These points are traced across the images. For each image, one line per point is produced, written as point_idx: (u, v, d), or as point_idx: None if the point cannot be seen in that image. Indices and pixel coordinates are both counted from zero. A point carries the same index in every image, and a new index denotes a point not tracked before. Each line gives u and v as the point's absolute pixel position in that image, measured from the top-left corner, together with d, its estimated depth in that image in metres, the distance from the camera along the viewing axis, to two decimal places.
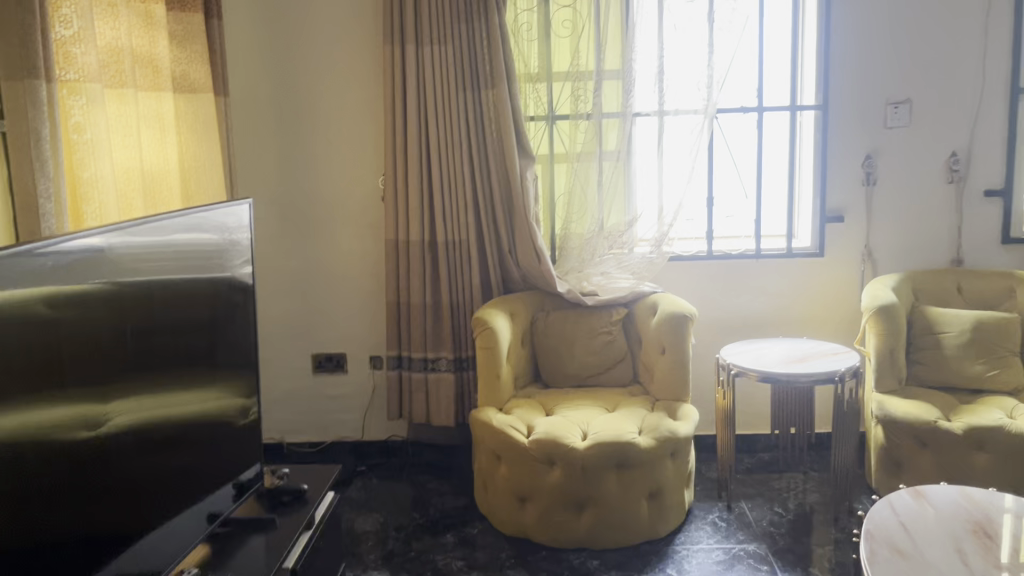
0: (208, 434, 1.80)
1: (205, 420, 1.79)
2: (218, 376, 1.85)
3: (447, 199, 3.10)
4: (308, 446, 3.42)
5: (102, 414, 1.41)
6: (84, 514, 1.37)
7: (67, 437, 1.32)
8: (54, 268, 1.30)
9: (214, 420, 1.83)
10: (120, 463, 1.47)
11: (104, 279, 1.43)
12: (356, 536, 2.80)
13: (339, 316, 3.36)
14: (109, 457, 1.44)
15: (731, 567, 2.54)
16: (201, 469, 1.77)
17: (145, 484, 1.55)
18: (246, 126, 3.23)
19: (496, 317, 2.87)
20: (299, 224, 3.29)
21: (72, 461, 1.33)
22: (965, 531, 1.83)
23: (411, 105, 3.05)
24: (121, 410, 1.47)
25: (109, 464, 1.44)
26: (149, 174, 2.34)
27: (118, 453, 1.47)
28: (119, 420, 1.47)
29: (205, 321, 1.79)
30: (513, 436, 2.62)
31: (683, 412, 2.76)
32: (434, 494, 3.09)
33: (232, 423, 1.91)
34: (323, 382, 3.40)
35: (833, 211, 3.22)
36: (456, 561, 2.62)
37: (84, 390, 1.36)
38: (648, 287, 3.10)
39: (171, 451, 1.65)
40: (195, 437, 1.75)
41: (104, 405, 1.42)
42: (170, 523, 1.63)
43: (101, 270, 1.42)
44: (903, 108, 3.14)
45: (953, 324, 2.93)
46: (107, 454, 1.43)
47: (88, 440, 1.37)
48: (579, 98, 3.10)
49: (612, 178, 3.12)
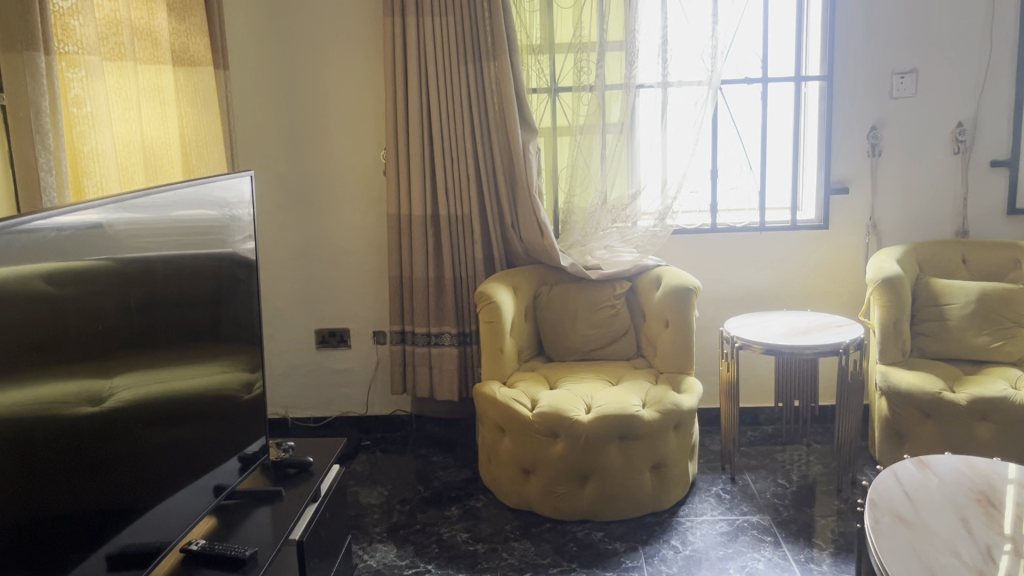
0: (213, 409, 1.81)
1: (210, 394, 1.79)
2: (222, 351, 1.85)
3: (450, 173, 3.08)
4: (312, 420, 3.43)
5: (105, 389, 1.41)
6: (90, 487, 1.37)
7: (71, 413, 1.32)
8: (56, 242, 1.29)
9: (219, 395, 1.83)
10: (124, 436, 1.47)
11: (105, 254, 1.42)
12: (361, 509, 2.82)
13: (342, 291, 3.35)
14: (114, 430, 1.44)
15: (734, 538, 2.55)
16: (206, 444, 1.77)
17: (150, 458, 1.55)
18: (247, 101, 3.20)
19: (499, 291, 2.87)
20: (303, 200, 3.28)
21: (76, 435, 1.33)
22: (969, 500, 1.83)
23: (413, 77, 3.02)
24: (124, 384, 1.47)
25: (113, 440, 1.44)
26: (149, 148, 2.33)
27: (122, 428, 1.47)
28: (123, 395, 1.47)
29: (208, 296, 1.79)
30: (518, 410, 2.62)
31: (687, 384, 2.76)
32: (438, 468, 3.10)
33: (237, 398, 1.91)
34: (327, 357, 3.40)
35: (838, 182, 3.20)
36: (460, 533, 2.64)
37: (87, 365, 1.36)
38: (652, 261, 3.09)
39: (175, 425, 1.65)
40: (200, 412, 1.75)
41: (107, 379, 1.42)
42: (175, 497, 1.64)
43: (102, 245, 1.42)
44: (909, 78, 3.11)
45: (957, 295, 2.92)
46: (111, 430, 1.43)
47: (92, 415, 1.37)
48: (582, 70, 3.07)
49: (616, 150, 3.10)
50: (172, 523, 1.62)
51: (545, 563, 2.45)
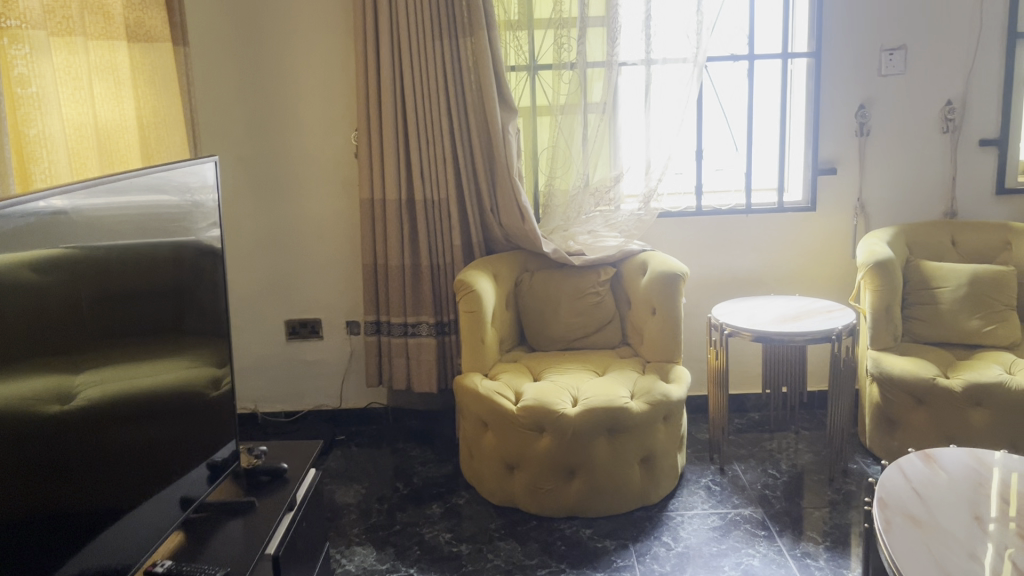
0: (181, 408, 1.66)
1: (176, 394, 1.65)
2: (188, 346, 1.70)
3: (425, 155, 2.94)
4: (283, 415, 3.30)
5: (74, 385, 1.30)
6: (59, 490, 1.26)
7: (37, 412, 1.20)
8: (7, 233, 1.14)
9: (186, 393, 1.69)
10: (94, 437, 1.35)
11: (61, 246, 1.27)
12: (337, 509, 2.69)
13: (312, 279, 3.20)
14: (84, 429, 1.32)
15: (727, 533, 2.47)
16: (172, 450, 1.62)
17: (115, 469, 1.41)
18: (209, 80, 3.02)
19: (480, 279, 2.75)
20: (269, 183, 3.12)
21: (38, 440, 1.21)
22: (982, 498, 1.75)
23: (385, 55, 2.86)
24: (95, 381, 1.36)
25: (81, 442, 1.32)
26: (103, 131, 2.15)
27: (90, 431, 1.34)
28: (89, 394, 1.34)
29: (173, 288, 1.64)
30: (502, 404, 2.50)
31: (675, 373, 2.67)
32: (417, 463, 2.98)
33: (205, 395, 1.77)
34: (297, 349, 3.26)
35: (825, 163, 3.11)
36: (443, 533, 2.52)
37: (54, 359, 1.24)
38: (636, 246, 2.98)
39: (142, 430, 1.51)
40: (167, 412, 1.61)
41: (74, 376, 1.30)
42: (140, 511, 1.50)
43: (58, 236, 1.27)
44: (898, 55, 3.02)
45: (949, 278, 2.86)
46: (77, 433, 1.31)
47: (61, 414, 1.26)
48: (562, 47, 2.94)
49: (598, 131, 2.98)
50: (140, 534, 1.50)
51: (533, 564, 2.35)
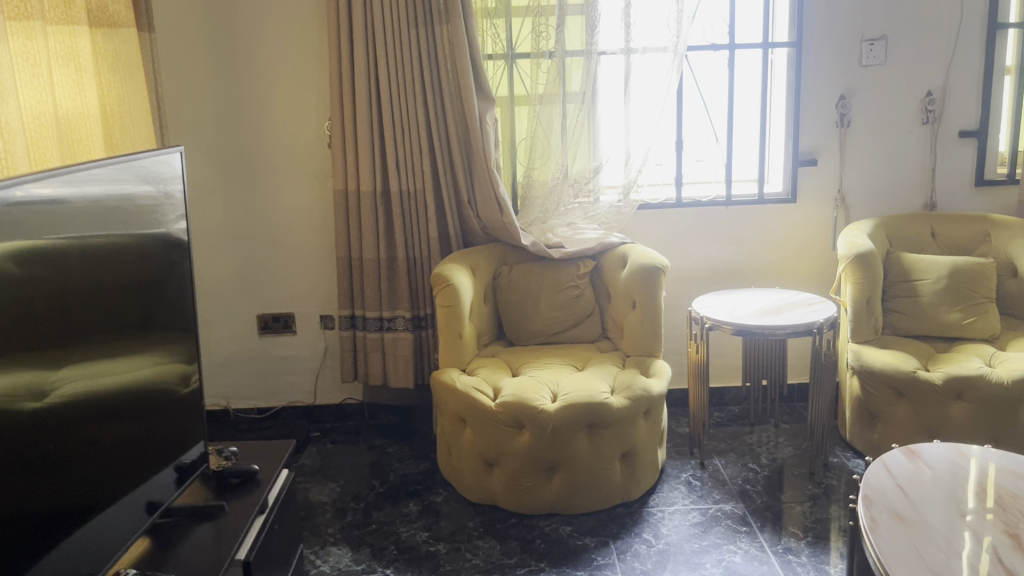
0: (148, 408, 1.59)
1: (145, 392, 1.58)
2: (155, 342, 1.63)
3: (401, 145, 2.87)
4: (256, 412, 3.23)
5: (53, 380, 1.27)
6: (34, 489, 1.23)
7: (13, 408, 1.18)
8: None
9: (153, 392, 1.61)
10: (73, 434, 1.33)
11: (24, 240, 1.20)
12: (312, 508, 2.63)
13: (286, 272, 3.13)
14: (62, 425, 1.30)
15: (708, 529, 2.44)
16: (139, 451, 1.56)
17: (83, 470, 1.36)
18: (178, 67, 2.94)
19: (457, 272, 2.69)
20: (241, 174, 3.04)
21: (14, 437, 1.18)
22: (966, 494, 1.73)
23: (358, 42, 2.79)
24: (75, 376, 1.33)
25: (59, 439, 1.29)
26: (64, 120, 2.06)
27: (66, 428, 1.31)
28: (66, 389, 1.31)
29: (141, 282, 1.56)
30: (480, 400, 2.46)
31: (656, 368, 2.63)
32: (393, 460, 2.92)
33: (173, 393, 1.69)
34: (270, 343, 3.19)
35: (805, 154, 3.08)
36: (420, 532, 2.47)
37: (32, 354, 1.22)
38: (616, 238, 2.94)
39: (110, 430, 1.44)
40: (135, 411, 1.54)
41: (53, 372, 1.27)
42: (107, 515, 1.44)
43: (20, 230, 1.20)
44: (878, 45, 2.99)
45: (929, 271, 2.84)
46: (56, 429, 1.28)
47: (39, 410, 1.24)
48: (540, 35, 2.88)
49: (577, 122, 2.93)
50: (102, 540, 1.42)
51: (512, 563, 2.31)
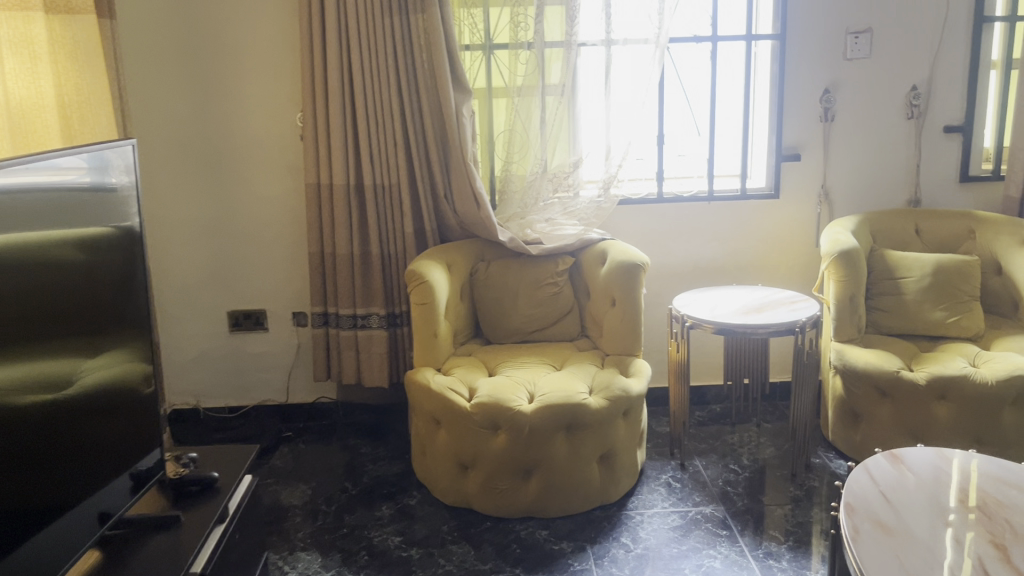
0: (103, 410, 1.51)
1: (105, 392, 1.52)
2: (112, 340, 1.54)
3: (374, 138, 2.79)
4: (227, 411, 3.15)
5: (77, 373, 1.41)
6: (53, 475, 1.35)
7: (44, 398, 1.31)
8: None
9: (110, 394, 1.53)
10: (90, 422, 1.46)
11: None
12: (281, 511, 2.56)
13: (258, 267, 3.04)
14: (82, 415, 1.44)
15: (688, 533, 2.39)
16: (93, 456, 1.48)
17: (36, 476, 1.30)
18: (143, 56, 2.84)
19: (432, 269, 2.62)
20: (209, 166, 2.95)
21: (43, 424, 1.31)
22: (950, 500, 1.69)
23: (330, 30, 2.70)
24: (93, 369, 1.47)
25: (79, 428, 1.43)
26: (17, 108, 1.98)
27: (39, 435, 1.31)
28: (87, 381, 1.45)
29: (94, 280, 1.48)
30: (455, 400, 2.39)
31: (635, 367, 2.57)
32: (367, 461, 2.85)
33: (130, 394, 1.61)
34: (241, 341, 3.10)
35: (789, 149, 3.02)
36: (393, 537, 2.40)
37: (60, 348, 1.36)
38: (596, 234, 2.87)
39: (63, 434, 1.37)
40: (91, 413, 1.47)
41: (78, 365, 1.42)
42: (58, 524, 1.37)
43: None
44: (863, 38, 2.93)
45: (913, 269, 2.80)
46: (78, 419, 1.42)
47: (65, 400, 1.37)
48: (519, 25, 2.80)
49: (556, 114, 2.86)
50: (51, 554, 1.34)
51: (486, 569, 2.24)
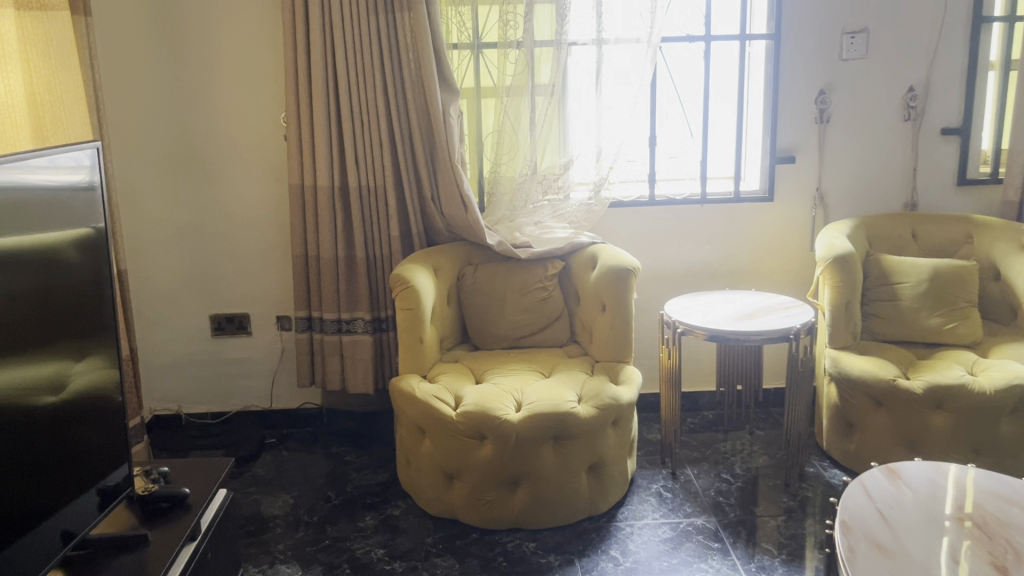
0: (66, 423, 1.44)
1: (75, 400, 1.47)
2: (77, 347, 1.47)
3: (359, 138, 2.72)
4: (209, 416, 3.08)
5: (69, 375, 1.45)
6: (36, 482, 1.36)
7: (40, 400, 1.35)
8: None
9: (78, 404, 1.48)
10: (78, 427, 1.48)
11: None
12: (263, 522, 2.49)
13: (240, 271, 2.98)
14: (73, 418, 1.46)
15: (679, 545, 2.33)
16: (55, 472, 1.41)
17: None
18: (123, 55, 2.78)
19: (418, 274, 2.55)
20: (190, 167, 2.88)
21: (34, 426, 1.34)
22: (950, 519, 1.62)
23: (314, 29, 2.63)
24: (86, 372, 1.51)
25: (67, 435, 1.44)
26: None
27: (23, 441, 1.31)
28: (79, 384, 1.49)
29: (57, 287, 1.41)
30: (440, 409, 2.32)
31: (625, 374, 2.51)
32: (352, 469, 2.79)
33: (98, 403, 1.55)
34: (223, 345, 3.04)
35: (783, 151, 2.97)
36: (376, 549, 2.34)
37: (53, 351, 1.40)
38: (586, 238, 2.81)
39: (22, 448, 1.31)
40: (54, 425, 1.40)
41: (70, 367, 1.45)
42: (17, 545, 1.30)
43: None
44: (859, 38, 2.87)
45: (910, 274, 2.74)
46: (66, 423, 1.44)
47: (58, 402, 1.41)
48: (508, 24, 2.74)
49: (546, 114, 2.79)
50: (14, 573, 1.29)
51: None
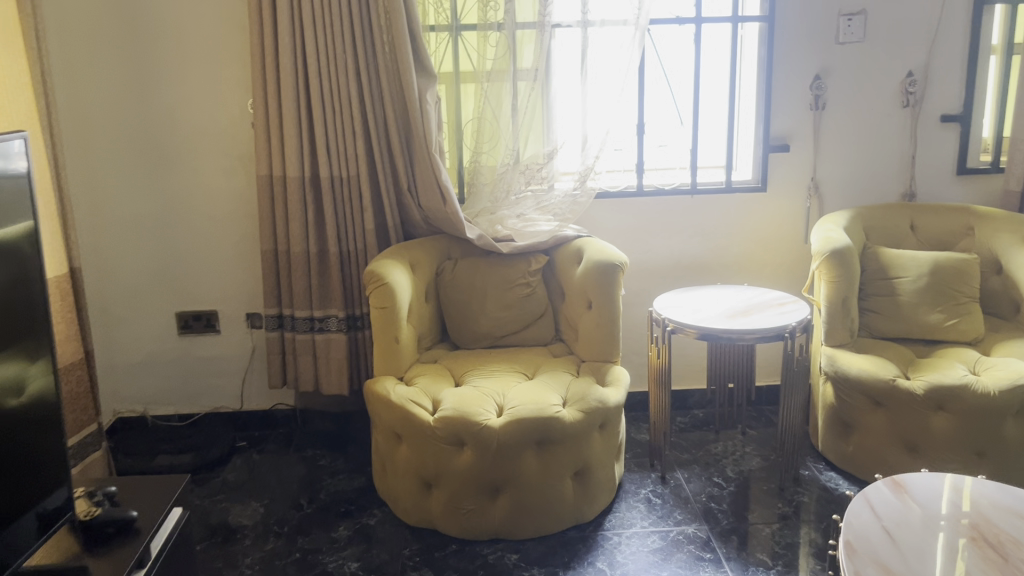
0: (13, 432, 1.32)
1: (31, 402, 1.36)
2: (31, 349, 1.35)
3: (331, 126, 2.57)
4: (177, 418, 2.94)
5: (26, 377, 1.35)
6: None
7: None
8: None
9: (32, 407, 1.37)
10: (29, 436, 1.37)
11: None
12: (231, 532, 2.36)
13: (209, 268, 2.83)
14: (25, 426, 1.35)
15: (669, 556, 2.21)
16: None
17: None
18: (80, 38, 2.62)
19: (394, 270, 2.41)
20: (153, 158, 2.72)
21: None
22: (962, 538, 1.51)
23: (282, 10, 2.48)
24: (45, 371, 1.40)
25: (14, 444, 1.33)
26: None
27: None
28: (39, 384, 1.39)
29: None
30: (417, 414, 2.19)
31: (613, 375, 2.38)
32: (326, 474, 2.65)
33: (50, 413, 1.43)
34: (191, 344, 2.89)
35: (777, 139, 2.84)
36: (350, 562, 2.21)
37: (10, 351, 1.30)
38: (572, 231, 2.67)
39: None
40: None
41: (27, 368, 1.35)
42: None
43: None
44: (857, 21, 2.74)
45: (909, 268, 2.62)
46: (14, 431, 1.33)
47: (12, 407, 1.31)
48: (488, 4, 2.59)
49: (529, 101, 2.64)
50: None
51: None
